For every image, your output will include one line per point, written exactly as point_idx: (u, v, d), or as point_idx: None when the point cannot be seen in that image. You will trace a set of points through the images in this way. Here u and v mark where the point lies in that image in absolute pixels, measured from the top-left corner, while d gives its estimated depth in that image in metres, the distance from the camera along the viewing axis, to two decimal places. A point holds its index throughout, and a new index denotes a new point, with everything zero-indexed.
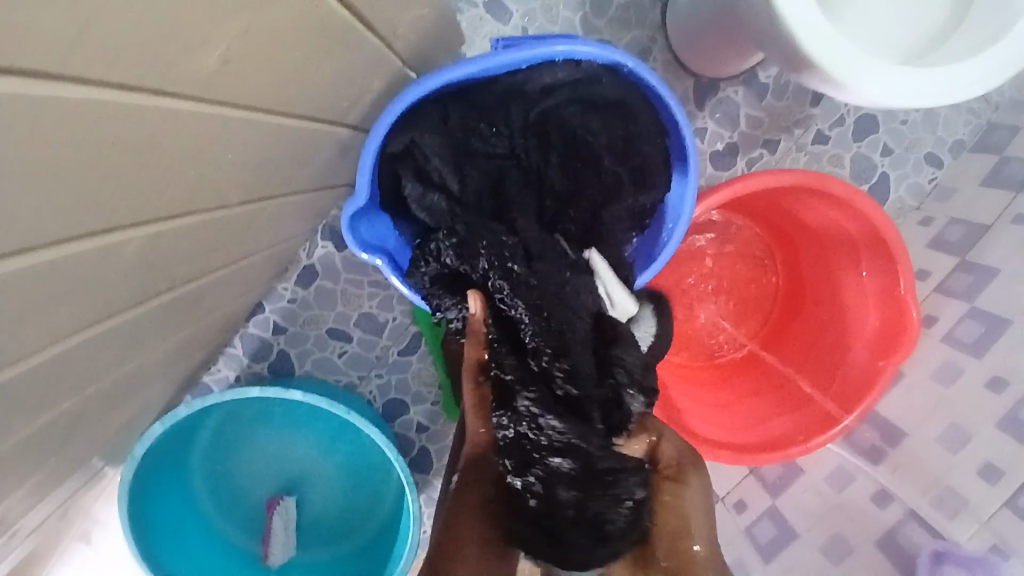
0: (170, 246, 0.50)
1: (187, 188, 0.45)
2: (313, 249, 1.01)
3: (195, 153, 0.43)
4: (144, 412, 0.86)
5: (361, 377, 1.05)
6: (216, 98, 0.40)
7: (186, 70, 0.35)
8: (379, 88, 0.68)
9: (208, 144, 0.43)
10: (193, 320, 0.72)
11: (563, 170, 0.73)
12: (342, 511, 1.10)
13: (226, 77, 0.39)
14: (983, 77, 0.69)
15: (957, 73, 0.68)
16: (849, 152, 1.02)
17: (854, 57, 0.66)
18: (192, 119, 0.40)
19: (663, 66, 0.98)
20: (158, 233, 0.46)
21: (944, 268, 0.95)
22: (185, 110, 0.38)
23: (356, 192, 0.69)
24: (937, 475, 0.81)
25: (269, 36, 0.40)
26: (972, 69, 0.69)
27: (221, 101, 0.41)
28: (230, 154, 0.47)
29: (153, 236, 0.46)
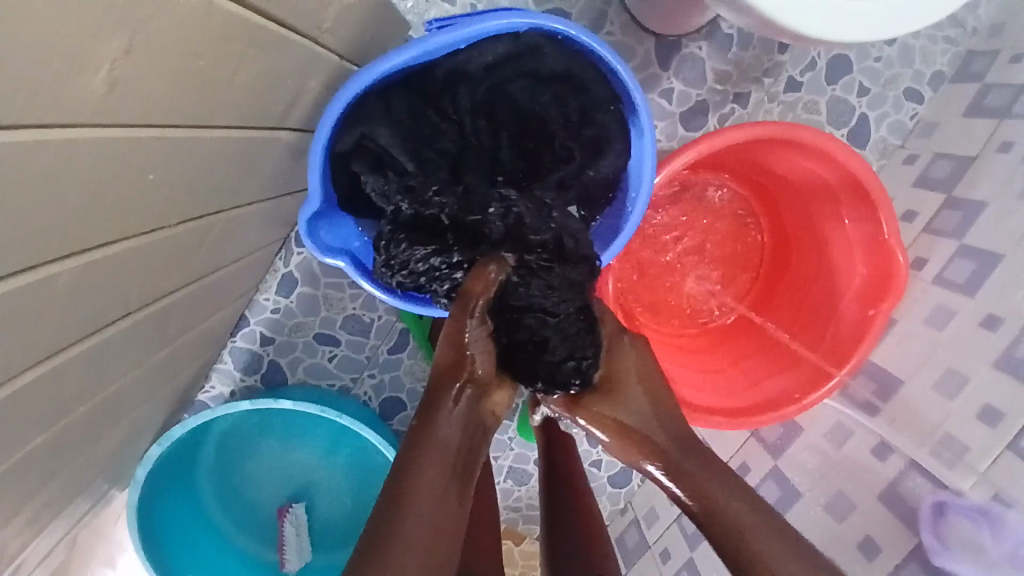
0: (112, 275, 0.50)
1: (110, 215, 0.44)
2: (289, 256, 1.00)
3: (110, 184, 0.42)
4: (136, 435, 0.86)
5: (354, 380, 1.05)
6: (117, 123, 0.39)
7: (74, 99, 0.34)
8: (318, 87, 0.67)
9: (121, 168, 0.42)
10: (165, 342, 0.72)
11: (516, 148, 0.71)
12: (352, 514, 1.10)
13: (120, 98, 0.38)
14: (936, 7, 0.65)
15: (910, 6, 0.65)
16: (825, 97, 0.99)
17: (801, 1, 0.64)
18: (95, 150, 0.39)
19: (622, 30, 0.95)
20: (93, 265, 0.46)
21: (930, 208, 0.92)
22: (84, 140, 0.37)
23: (310, 194, 0.68)
24: (934, 422, 0.79)
25: (162, 50, 0.39)
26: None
27: (123, 125, 0.40)
28: (152, 175, 0.46)
29: (86, 268, 0.45)
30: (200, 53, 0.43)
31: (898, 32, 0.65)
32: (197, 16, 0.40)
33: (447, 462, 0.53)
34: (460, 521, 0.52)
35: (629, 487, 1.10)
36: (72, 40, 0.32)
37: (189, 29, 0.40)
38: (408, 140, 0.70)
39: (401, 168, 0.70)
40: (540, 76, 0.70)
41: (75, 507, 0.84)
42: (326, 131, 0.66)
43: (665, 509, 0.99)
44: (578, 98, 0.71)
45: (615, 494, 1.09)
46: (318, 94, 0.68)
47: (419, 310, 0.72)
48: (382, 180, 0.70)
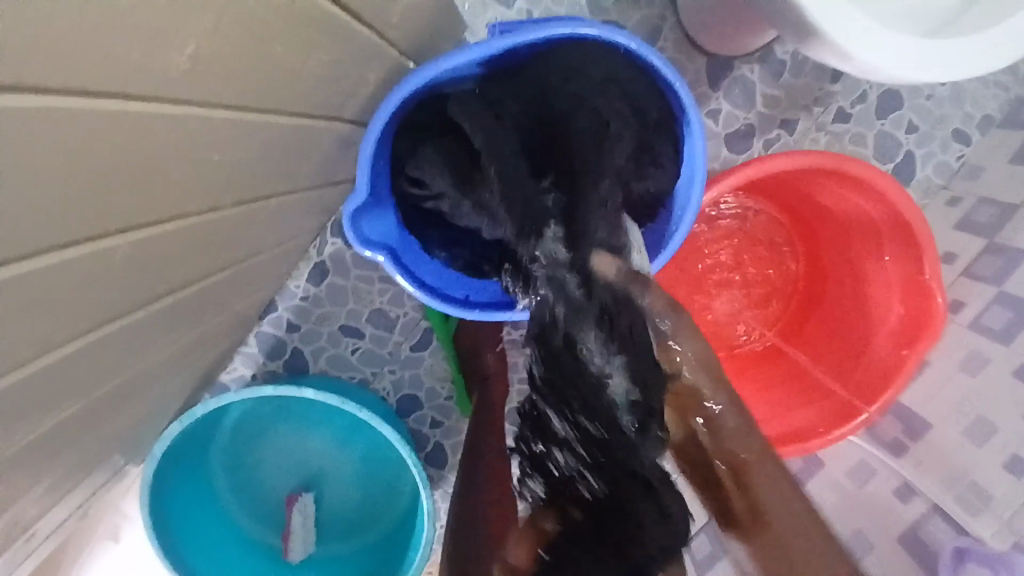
0: (166, 250, 0.50)
1: (171, 191, 0.44)
2: (323, 246, 1.00)
3: (178, 162, 0.42)
4: (158, 410, 0.87)
5: (374, 373, 1.05)
6: (196, 101, 0.40)
7: (158, 75, 0.35)
8: (375, 80, 0.67)
9: (189, 144, 0.42)
10: (200, 321, 0.72)
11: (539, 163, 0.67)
12: (361, 507, 1.10)
13: (195, 74, 0.38)
14: (1008, 49, 0.64)
15: (981, 46, 0.64)
16: (873, 131, 0.98)
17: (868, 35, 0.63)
18: (171, 125, 0.39)
19: (674, 48, 0.95)
20: (152, 238, 0.46)
21: (971, 252, 0.90)
22: (164, 115, 0.38)
23: (357, 186, 0.67)
24: (962, 470, 0.77)
25: (242, 34, 0.39)
26: (1003, 36, 0.64)
27: (202, 103, 0.40)
28: (214, 155, 0.46)
29: (143, 241, 0.45)
30: (275, 33, 0.42)
31: (965, 73, 0.64)
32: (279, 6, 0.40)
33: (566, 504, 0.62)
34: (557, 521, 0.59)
35: None
36: (164, 16, 0.32)
37: (268, 10, 0.40)
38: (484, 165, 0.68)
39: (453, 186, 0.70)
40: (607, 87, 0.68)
41: (92, 475, 0.84)
42: (381, 126, 0.66)
43: None
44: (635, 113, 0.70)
45: None
46: (373, 87, 0.68)
47: (466, 317, 0.73)
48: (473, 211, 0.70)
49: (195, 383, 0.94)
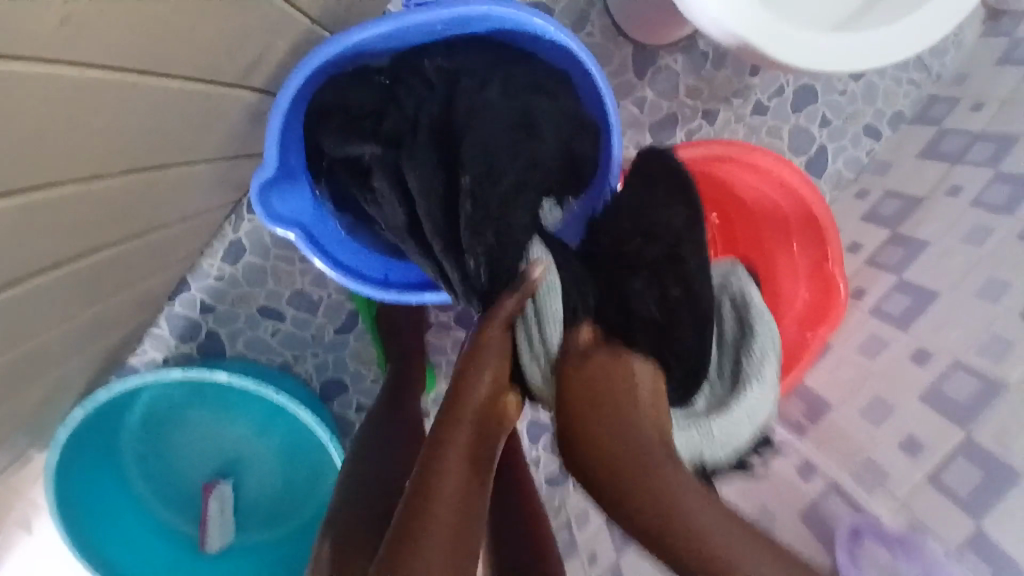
0: (47, 220, 0.47)
1: (49, 160, 0.41)
2: (239, 223, 0.96)
3: (54, 126, 0.40)
4: (58, 395, 0.82)
5: (296, 357, 1.03)
6: (71, 58, 0.37)
7: (26, 33, 0.32)
8: (285, 50, 0.64)
9: (67, 110, 0.40)
10: (97, 300, 0.69)
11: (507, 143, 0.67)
12: (283, 491, 1.08)
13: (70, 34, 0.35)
14: (905, 43, 0.67)
15: (878, 39, 0.67)
16: (789, 124, 1.02)
17: (775, 25, 0.65)
18: (44, 84, 0.36)
19: (601, 34, 0.96)
20: (30, 206, 0.43)
21: (876, 242, 0.96)
22: (32, 72, 0.35)
23: (266, 160, 0.65)
24: (860, 447, 0.82)
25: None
26: (901, 29, 0.67)
27: (78, 61, 0.38)
28: (96, 123, 0.43)
29: (21, 209, 0.42)
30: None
31: (884, 62, 0.67)
32: None
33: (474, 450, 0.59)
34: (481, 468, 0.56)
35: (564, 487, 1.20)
36: None
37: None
38: (427, 158, 0.66)
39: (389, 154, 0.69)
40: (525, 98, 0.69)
41: None
42: (289, 96, 0.64)
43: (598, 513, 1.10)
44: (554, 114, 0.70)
45: (550, 493, 1.19)
46: (283, 58, 0.65)
47: (383, 299, 0.72)
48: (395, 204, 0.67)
49: (99, 365, 0.90)
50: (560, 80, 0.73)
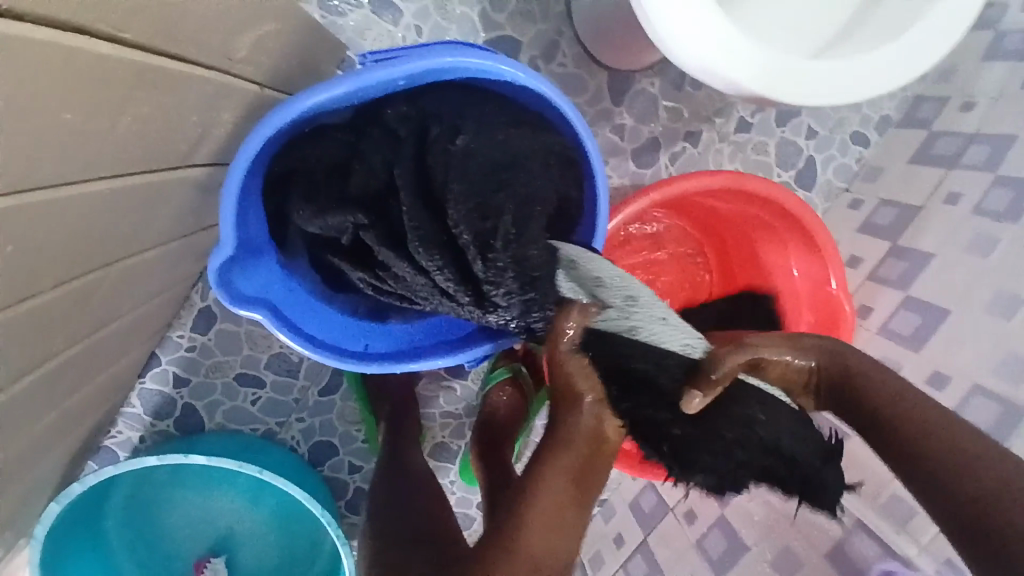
0: None
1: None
2: (207, 290, 0.91)
3: None
4: (29, 501, 0.76)
5: (280, 424, 0.98)
6: None
7: None
8: (232, 120, 0.59)
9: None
10: (54, 405, 0.63)
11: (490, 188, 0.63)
12: (281, 561, 1.03)
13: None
14: (893, 73, 0.63)
15: (867, 67, 0.63)
16: (775, 138, 0.98)
17: (757, 59, 0.60)
18: None
19: (573, 62, 0.91)
20: None
21: (876, 255, 0.91)
22: None
23: (222, 240, 0.59)
24: (881, 480, 0.77)
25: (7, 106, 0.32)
26: (889, 57, 0.63)
27: None
28: (9, 247, 0.39)
29: None
30: (51, 91, 0.35)
31: (892, 84, 0.63)
32: (50, 61, 0.33)
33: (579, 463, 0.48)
34: (591, 477, 0.48)
35: None
36: None
37: (37, 70, 0.33)
38: (430, 224, 0.64)
39: (379, 222, 0.65)
40: (509, 151, 0.64)
41: None
42: (241, 172, 0.58)
43: (613, 555, 1.04)
44: (528, 162, 0.64)
45: None
46: (231, 128, 0.60)
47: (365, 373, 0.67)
48: (405, 267, 0.65)
49: (71, 459, 0.84)
50: (537, 125, 0.67)
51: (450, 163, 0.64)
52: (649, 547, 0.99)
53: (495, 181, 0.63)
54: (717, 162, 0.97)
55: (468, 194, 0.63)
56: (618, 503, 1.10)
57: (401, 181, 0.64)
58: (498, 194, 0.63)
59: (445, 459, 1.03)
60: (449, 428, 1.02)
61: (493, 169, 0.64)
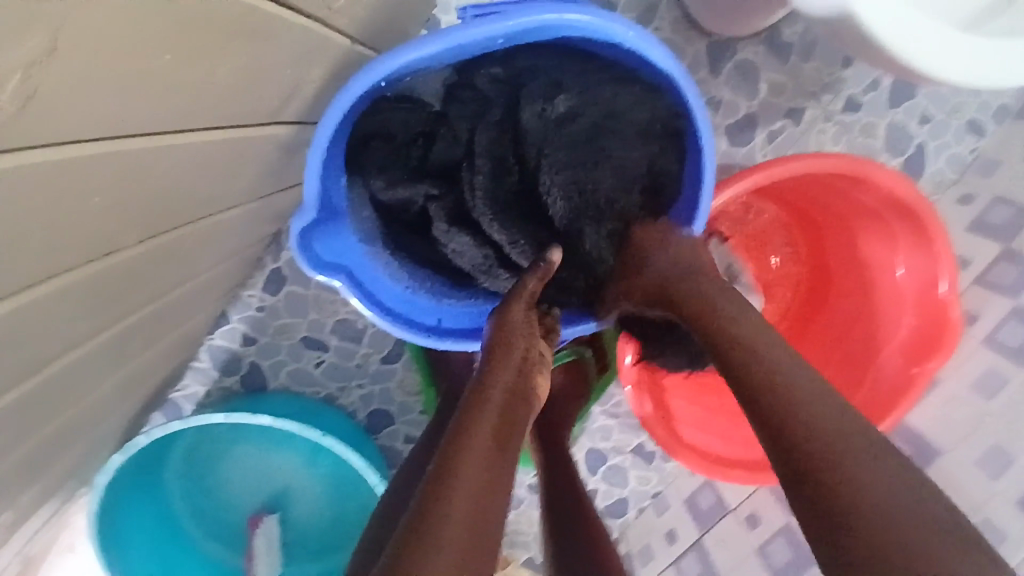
0: (63, 304, 0.41)
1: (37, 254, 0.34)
2: (278, 250, 0.91)
3: (52, 212, 0.33)
4: (95, 450, 0.78)
5: (341, 390, 0.97)
6: (62, 138, 0.30)
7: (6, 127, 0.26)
8: (322, 73, 0.56)
9: (49, 201, 0.32)
10: (128, 357, 0.63)
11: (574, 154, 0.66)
12: (330, 525, 1.02)
13: (33, 117, 0.27)
14: None
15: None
16: (884, 122, 0.89)
17: (916, 27, 0.54)
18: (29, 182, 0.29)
19: (671, 28, 0.85)
20: (38, 300, 0.37)
21: (987, 257, 0.82)
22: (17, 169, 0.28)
23: (305, 203, 0.57)
24: (975, 503, 0.70)
25: (104, 49, 0.29)
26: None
27: (70, 142, 0.31)
28: (95, 199, 0.36)
29: (27, 307, 0.36)
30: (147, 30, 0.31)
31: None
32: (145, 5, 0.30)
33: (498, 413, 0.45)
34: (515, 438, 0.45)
35: (625, 517, 1.07)
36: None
37: (126, 8, 0.29)
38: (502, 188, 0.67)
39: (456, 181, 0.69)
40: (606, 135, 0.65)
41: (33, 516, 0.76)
42: (330, 127, 0.55)
43: (665, 549, 1.00)
44: (630, 149, 0.65)
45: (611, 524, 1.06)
46: (321, 83, 0.57)
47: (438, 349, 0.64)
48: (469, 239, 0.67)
49: (136, 411, 0.85)
50: (646, 92, 0.62)
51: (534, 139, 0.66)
52: (705, 546, 0.95)
53: (587, 151, 0.66)
54: (818, 142, 0.89)
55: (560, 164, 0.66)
56: (673, 497, 1.03)
57: (485, 149, 0.66)
58: (591, 161, 0.65)
59: None
60: None
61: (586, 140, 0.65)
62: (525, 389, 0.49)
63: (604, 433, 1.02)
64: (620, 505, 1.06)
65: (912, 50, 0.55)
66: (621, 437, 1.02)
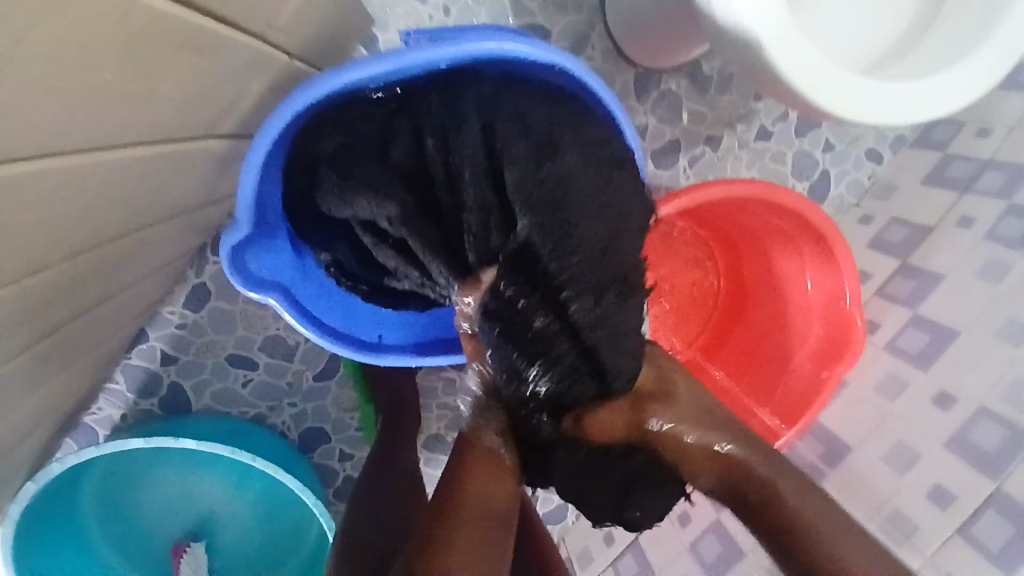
0: None
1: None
2: (203, 266, 0.88)
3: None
4: (2, 483, 0.72)
5: (271, 408, 0.94)
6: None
7: None
8: (260, 91, 0.55)
9: None
10: (43, 383, 0.59)
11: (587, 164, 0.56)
12: (261, 547, 0.99)
13: None
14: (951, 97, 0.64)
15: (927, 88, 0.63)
16: (792, 149, 0.97)
17: (827, 68, 0.60)
18: None
19: (601, 57, 0.89)
20: None
21: (885, 273, 0.91)
22: None
23: (238, 220, 0.57)
24: (880, 497, 0.76)
25: (49, 65, 0.28)
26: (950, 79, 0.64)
27: (8, 156, 0.29)
28: (26, 216, 0.35)
29: None
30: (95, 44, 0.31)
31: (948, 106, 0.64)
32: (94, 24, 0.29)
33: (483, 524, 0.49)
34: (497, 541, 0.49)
35: (563, 523, 1.10)
36: None
37: (81, 25, 0.28)
38: (477, 216, 0.55)
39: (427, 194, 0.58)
40: (606, 200, 0.56)
41: None
42: (272, 135, 0.55)
43: (601, 552, 1.03)
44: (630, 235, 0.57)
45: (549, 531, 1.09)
46: (259, 99, 0.56)
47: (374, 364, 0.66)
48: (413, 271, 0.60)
49: (47, 439, 0.79)
50: (602, 130, 0.60)
51: (526, 188, 0.53)
52: (638, 547, 0.98)
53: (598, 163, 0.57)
54: (734, 168, 0.96)
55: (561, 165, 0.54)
56: None
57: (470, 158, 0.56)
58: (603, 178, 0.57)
59: (439, 451, 1.00)
60: (445, 419, 1.00)
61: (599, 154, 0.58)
62: (490, 509, 0.51)
63: None
64: (558, 512, 1.09)
65: (816, 92, 0.60)
66: None
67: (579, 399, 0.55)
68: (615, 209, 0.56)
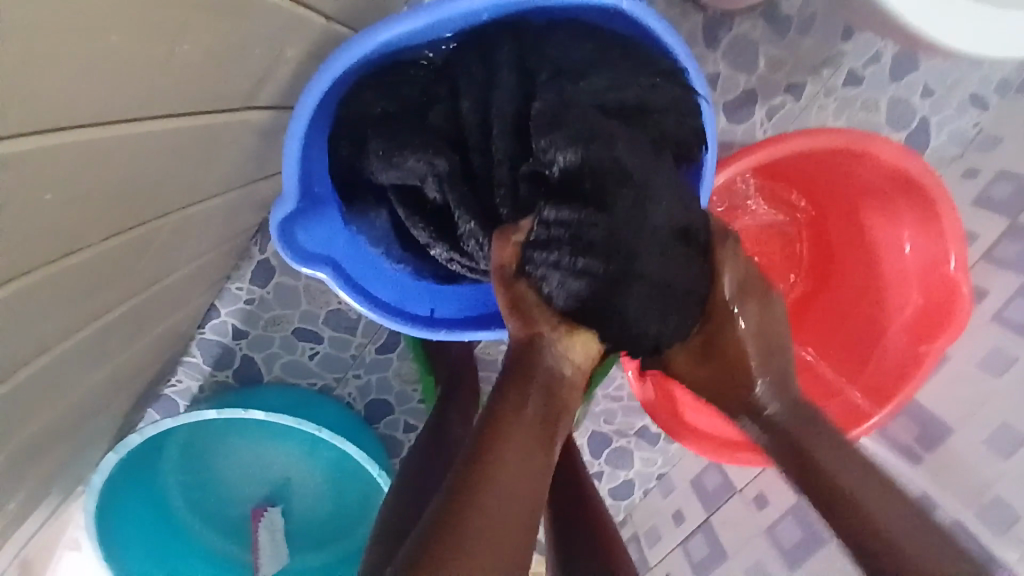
0: (30, 307, 0.39)
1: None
2: (266, 242, 0.90)
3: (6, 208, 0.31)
4: (86, 449, 0.76)
5: (337, 380, 0.96)
6: (11, 129, 0.28)
7: None
8: (298, 56, 0.54)
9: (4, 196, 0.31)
10: (111, 356, 0.61)
11: (611, 92, 0.57)
12: (332, 514, 1.02)
13: None
14: None
15: None
16: (886, 96, 0.87)
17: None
18: None
19: (666, 2, 0.82)
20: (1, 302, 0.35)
21: (994, 233, 0.80)
22: None
23: (285, 191, 0.56)
24: (983, 484, 0.68)
25: (40, 35, 0.27)
26: None
27: (21, 131, 0.29)
28: (47, 196, 0.34)
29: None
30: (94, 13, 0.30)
31: None
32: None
33: (515, 482, 0.43)
34: (529, 515, 0.43)
35: (630, 500, 1.06)
36: None
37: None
38: (509, 170, 0.58)
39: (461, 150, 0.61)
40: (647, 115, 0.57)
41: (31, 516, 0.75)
42: (313, 101, 0.53)
43: (670, 532, 0.99)
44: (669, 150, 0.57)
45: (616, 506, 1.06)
46: (296, 66, 0.55)
47: (433, 340, 0.64)
48: (445, 248, 0.63)
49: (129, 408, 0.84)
50: (644, 59, 0.58)
51: (560, 115, 0.55)
52: (710, 528, 0.93)
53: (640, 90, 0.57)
54: (819, 119, 0.87)
55: (579, 87, 0.57)
56: (677, 479, 1.02)
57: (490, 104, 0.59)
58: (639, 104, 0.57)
59: None
60: None
61: (642, 82, 0.57)
62: (521, 463, 0.44)
63: (608, 417, 1.01)
64: (625, 488, 1.06)
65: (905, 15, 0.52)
66: (623, 422, 1.01)
67: (641, 311, 0.52)
68: (653, 129, 0.57)
